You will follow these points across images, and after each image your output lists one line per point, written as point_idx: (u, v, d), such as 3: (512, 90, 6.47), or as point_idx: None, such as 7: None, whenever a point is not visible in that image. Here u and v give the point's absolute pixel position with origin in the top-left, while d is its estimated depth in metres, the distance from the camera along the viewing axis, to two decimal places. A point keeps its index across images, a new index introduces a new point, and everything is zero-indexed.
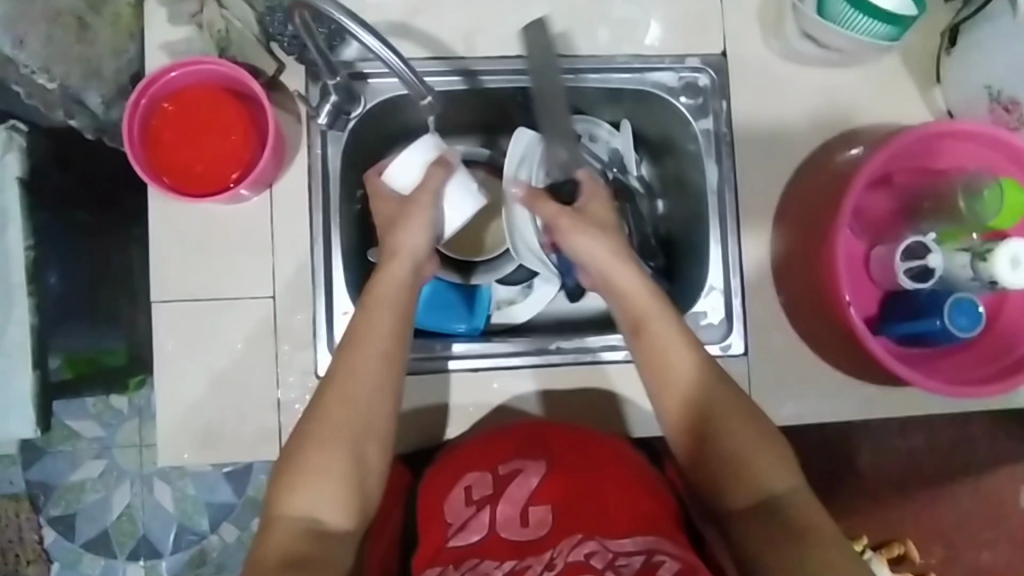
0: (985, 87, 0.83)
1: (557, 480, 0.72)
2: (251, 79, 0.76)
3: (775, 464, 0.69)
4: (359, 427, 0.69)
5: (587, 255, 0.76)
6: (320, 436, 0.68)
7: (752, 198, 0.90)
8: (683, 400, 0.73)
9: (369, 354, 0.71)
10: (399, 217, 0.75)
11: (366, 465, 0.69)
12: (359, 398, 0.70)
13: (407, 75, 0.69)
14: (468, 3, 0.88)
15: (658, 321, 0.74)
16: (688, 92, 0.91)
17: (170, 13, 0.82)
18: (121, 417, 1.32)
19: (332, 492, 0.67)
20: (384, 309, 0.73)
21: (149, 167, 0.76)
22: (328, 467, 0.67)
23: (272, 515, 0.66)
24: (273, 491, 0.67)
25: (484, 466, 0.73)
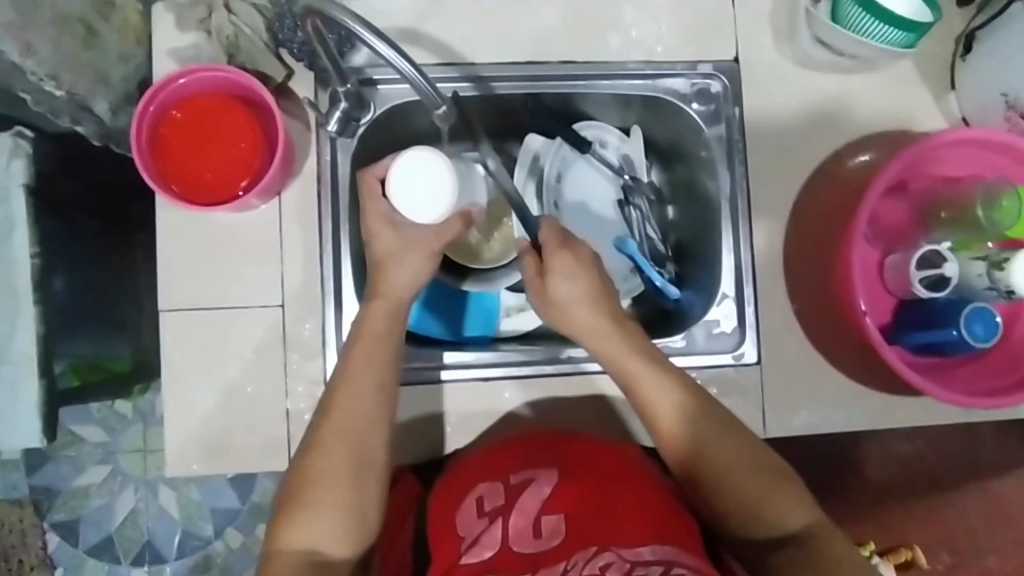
0: (1002, 94, 0.82)
1: (568, 491, 0.70)
2: (261, 87, 0.75)
3: (770, 482, 0.69)
4: (359, 462, 0.68)
5: (557, 293, 0.75)
6: (318, 470, 0.67)
7: (765, 206, 0.89)
8: (674, 441, 0.72)
9: (360, 390, 0.70)
10: (396, 253, 0.73)
11: (366, 494, 0.68)
12: (361, 431, 0.69)
13: (421, 83, 0.66)
14: (478, 9, 0.87)
15: (628, 357, 0.73)
16: (700, 99, 0.90)
17: (178, 19, 0.81)
18: (125, 423, 1.31)
19: (334, 524, 0.66)
20: (377, 342, 0.72)
21: (158, 175, 0.75)
22: (330, 500, 0.66)
23: (273, 547, 0.66)
24: (274, 524, 0.67)
25: (494, 476, 0.73)
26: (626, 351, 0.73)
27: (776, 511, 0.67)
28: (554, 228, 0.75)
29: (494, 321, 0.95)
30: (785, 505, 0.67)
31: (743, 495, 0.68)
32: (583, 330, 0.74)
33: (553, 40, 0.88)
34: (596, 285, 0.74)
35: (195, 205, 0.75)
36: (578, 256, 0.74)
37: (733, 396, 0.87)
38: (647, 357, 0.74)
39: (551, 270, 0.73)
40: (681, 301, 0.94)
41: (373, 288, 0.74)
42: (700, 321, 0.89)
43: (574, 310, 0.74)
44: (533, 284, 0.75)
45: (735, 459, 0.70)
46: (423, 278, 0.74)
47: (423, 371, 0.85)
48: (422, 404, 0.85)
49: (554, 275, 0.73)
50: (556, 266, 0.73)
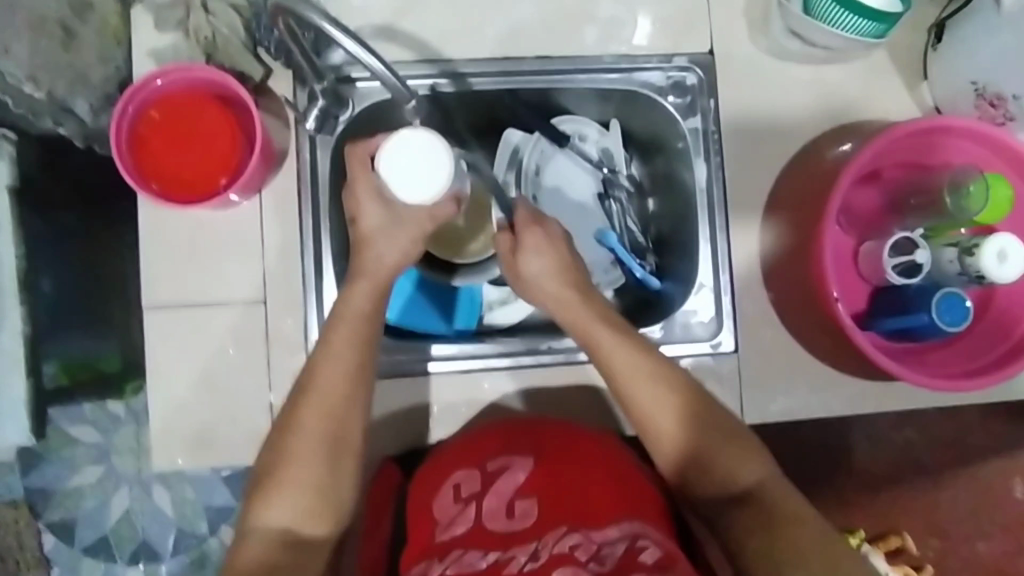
0: (971, 82, 0.83)
1: (543, 475, 0.72)
2: (236, 84, 0.76)
3: (729, 443, 0.71)
4: (331, 450, 0.69)
5: (531, 273, 0.75)
6: (292, 454, 0.68)
7: (741, 196, 0.90)
8: (639, 408, 0.72)
9: (337, 374, 0.71)
10: (377, 232, 0.73)
11: (340, 478, 0.69)
12: (335, 420, 0.70)
13: (390, 79, 0.68)
14: (455, 5, 0.88)
15: (593, 322, 0.74)
16: (676, 91, 0.91)
17: (156, 18, 0.81)
18: (117, 423, 1.32)
19: (304, 507, 0.67)
20: (353, 329, 0.72)
21: (138, 173, 0.76)
22: (300, 483, 0.68)
23: (245, 527, 0.67)
24: (247, 504, 0.68)
25: (471, 464, 0.74)
26: (596, 317, 0.74)
27: (730, 472, 0.70)
28: (528, 209, 0.78)
29: (477, 313, 0.96)
30: (743, 466, 0.70)
31: (701, 456, 0.71)
32: (550, 295, 0.75)
33: (529, 35, 0.89)
34: (565, 258, 0.75)
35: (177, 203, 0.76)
36: (547, 233, 0.75)
37: (712, 383, 0.88)
38: (616, 323, 0.75)
39: (523, 245, 0.75)
40: (663, 291, 0.95)
41: (355, 268, 0.74)
42: (678, 311, 0.90)
43: (541, 275, 0.74)
44: (505, 262, 0.77)
45: (700, 421, 0.71)
46: (409, 257, 0.74)
47: (405, 364, 0.86)
48: (405, 396, 0.86)
49: (526, 250, 0.75)
50: (527, 243, 0.75)
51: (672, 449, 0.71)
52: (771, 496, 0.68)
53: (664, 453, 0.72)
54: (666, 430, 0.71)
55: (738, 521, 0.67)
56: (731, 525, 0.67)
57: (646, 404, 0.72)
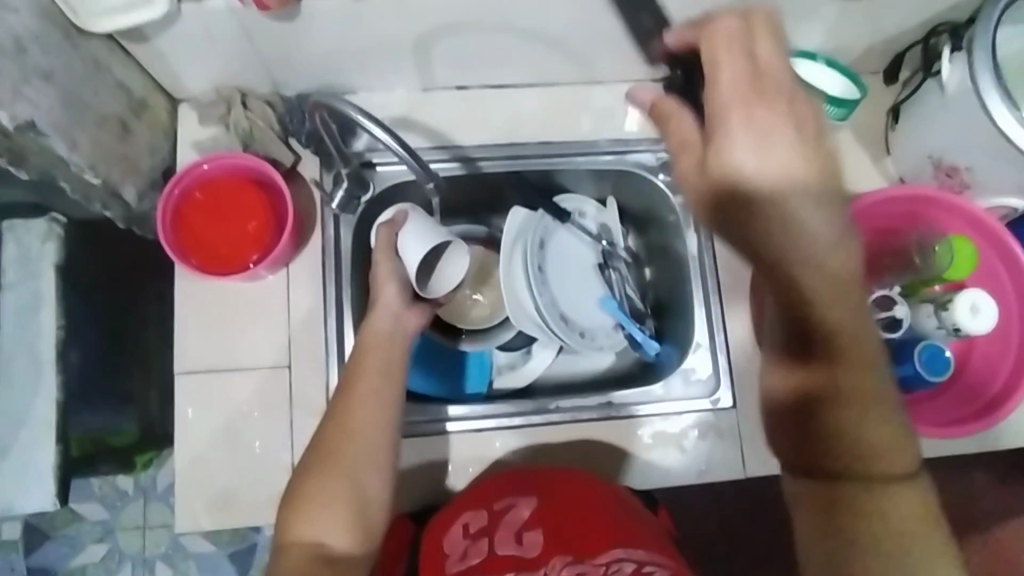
0: (928, 156, 0.92)
1: (547, 510, 0.75)
2: (271, 168, 0.85)
3: (870, 409, 0.67)
4: (359, 465, 0.76)
5: (766, 179, 0.69)
6: (328, 467, 0.76)
7: (730, 262, 0.97)
8: (830, 326, 0.67)
9: (367, 396, 0.80)
10: (386, 272, 0.85)
11: (368, 493, 0.76)
12: (361, 436, 0.78)
13: (413, 161, 0.77)
14: (465, 98, 0.98)
15: (814, 271, 0.67)
16: (665, 170, 1.01)
17: (201, 115, 0.92)
18: (125, 498, 1.34)
19: (339, 518, 0.74)
20: (377, 352, 0.82)
21: (179, 250, 0.84)
22: (336, 495, 0.75)
23: (283, 540, 0.73)
24: (281, 520, 0.74)
25: (478, 504, 0.77)
26: (745, 134, 0.69)
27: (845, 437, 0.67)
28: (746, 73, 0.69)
29: (486, 377, 1.03)
30: (875, 435, 0.67)
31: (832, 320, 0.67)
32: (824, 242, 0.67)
33: (531, 122, 0.99)
34: (828, 237, 0.67)
35: (212, 274, 0.84)
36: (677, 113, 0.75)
37: (713, 439, 0.91)
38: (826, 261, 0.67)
39: (730, 142, 0.69)
40: (660, 354, 1.02)
41: (372, 301, 0.86)
42: (677, 368, 0.96)
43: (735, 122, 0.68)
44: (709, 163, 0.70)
45: (854, 375, 0.67)
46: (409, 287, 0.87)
47: (420, 425, 0.90)
48: (419, 456, 0.89)
49: (740, 148, 0.69)
50: (743, 144, 0.69)
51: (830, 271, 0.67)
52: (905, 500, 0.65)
53: (806, 350, 0.69)
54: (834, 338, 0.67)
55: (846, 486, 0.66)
56: (833, 464, 0.67)
57: (789, 204, 0.68)
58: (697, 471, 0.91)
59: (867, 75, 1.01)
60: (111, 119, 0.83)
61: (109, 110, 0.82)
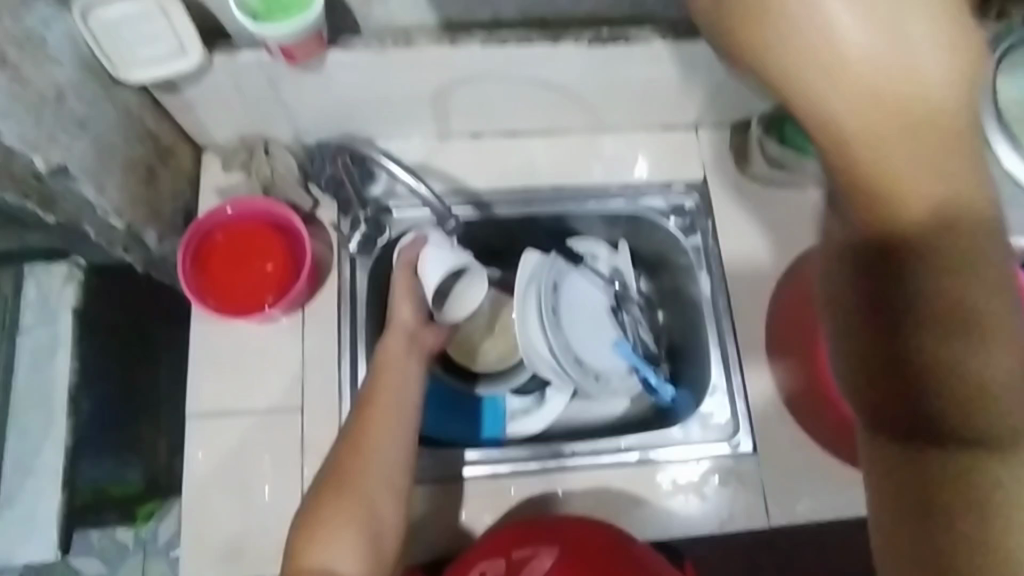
0: None
1: (567, 564, 0.75)
2: (290, 212, 0.87)
3: (995, 407, 0.28)
4: (374, 484, 0.76)
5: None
6: (342, 490, 0.75)
7: (744, 304, 0.96)
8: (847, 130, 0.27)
9: (383, 418, 0.80)
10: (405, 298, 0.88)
11: (380, 516, 0.75)
12: (377, 456, 0.77)
13: (433, 203, 0.81)
14: (479, 145, 1.01)
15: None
16: (677, 214, 1.02)
17: (224, 162, 0.95)
18: (125, 552, 1.30)
19: (351, 543, 0.72)
20: (394, 370, 0.83)
21: (199, 292, 0.85)
22: (348, 517, 0.74)
23: (293, 565, 0.72)
24: (293, 545, 0.73)
25: (498, 552, 0.76)
26: None
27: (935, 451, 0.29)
28: None
29: (500, 421, 1.02)
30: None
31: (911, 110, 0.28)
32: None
33: (545, 168, 1.01)
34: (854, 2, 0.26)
35: (230, 316, 0.85)
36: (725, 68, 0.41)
37: (734, 486, 0.89)
38: (907, 171, 0.27)
39: None
40: (675, 400, 1.01)
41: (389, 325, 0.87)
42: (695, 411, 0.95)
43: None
44: None
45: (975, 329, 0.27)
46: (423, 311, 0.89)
47: (436, 470, 0.89)
48: (434, 504, 0.88)
49: None
50: None
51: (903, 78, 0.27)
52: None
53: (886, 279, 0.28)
54: (915, 269, 0.27)
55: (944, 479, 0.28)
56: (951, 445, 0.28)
57: (870, 23, 0.26)
58: (718, 521, 0.88)
59: None
60: (139, 165, 0.85)
61: (137, 157, 0.85)
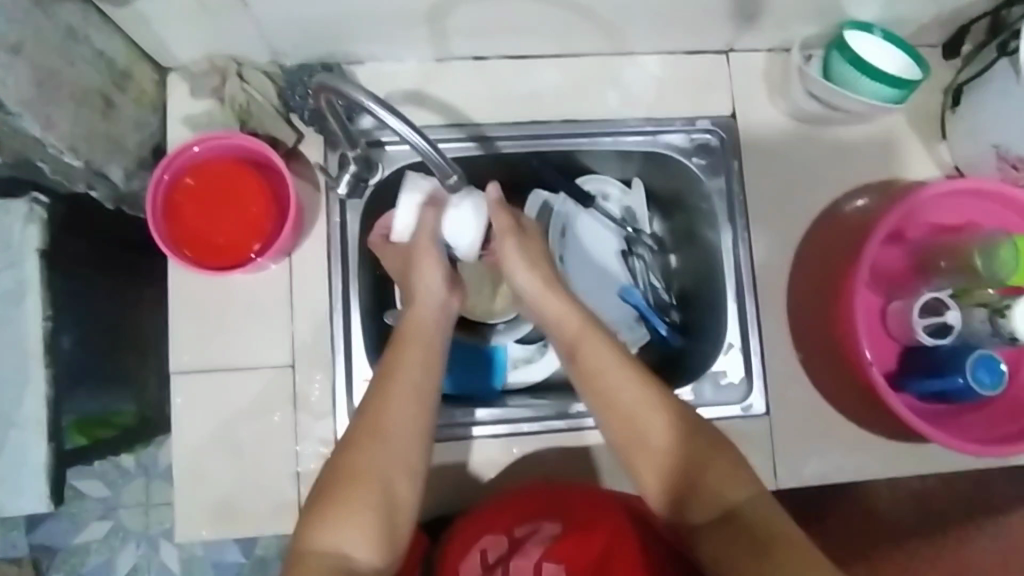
0: (993, 146, 0.84)
1: (570, 539, 0.77)
2: (272, 152, 0.77)
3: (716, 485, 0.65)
4: (395, 463, 0.67)
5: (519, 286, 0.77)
6: (358, 471, 0.66)
7: (766, 257, 0.90)
8: (615, 408, 0.68)
9: (405, 393, 0.70)
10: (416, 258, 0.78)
11: (399, 499, 0.66)
12: (396, 433, 0.68)
13: (436, 158, 0.66)
14: (481, 69, 0.89)
15: (588, 337, 0.72)
16: (700, 153, 0.92)
17: (192, 87, 0.84)
18: (127, 476, 1.30)
19: (368, 526, 0.64)
20: (416, 340, 0.74)
21: (172, 242, 0.77)
22: (365, 498, 0.65)
23: (301, 549, 0.63)
24: (302, 526, 0.64)
25: (499, 528, 0.78)
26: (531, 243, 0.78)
27: (727, 543, 0.62)
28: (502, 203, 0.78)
29: (503, 372, 0.97)
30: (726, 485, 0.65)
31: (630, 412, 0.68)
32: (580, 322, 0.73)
33: (555, 98, 0.90)
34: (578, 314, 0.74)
35: (208, 268, 0.77)
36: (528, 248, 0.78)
37: (744, 447, 0.87)
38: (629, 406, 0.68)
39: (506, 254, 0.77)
40: (686, 347, 0.96)
41: (408, 294, 0.78)
42: (707, 372, 0.90)
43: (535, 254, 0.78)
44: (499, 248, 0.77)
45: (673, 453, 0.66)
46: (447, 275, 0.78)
47: (436, 428, 0.86)
48: (435, 461, 0.86)
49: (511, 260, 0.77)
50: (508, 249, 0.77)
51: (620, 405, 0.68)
52: (752, 519, 0.63)
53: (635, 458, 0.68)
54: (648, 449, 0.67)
55: (726, 529, 0.63)
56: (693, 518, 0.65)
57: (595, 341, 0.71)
58: None
59: (924, 49, 0.92)
60: (92, 94, 0.75)
61: (89, 85, 0.74)
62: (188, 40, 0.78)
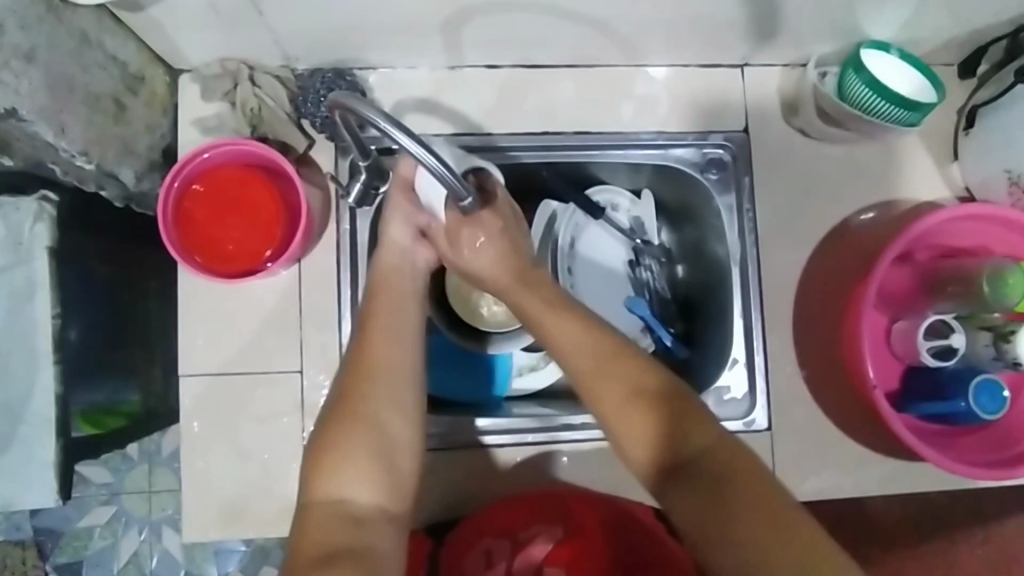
0: (1004, 171, 0.84)
1: (570, 545, 0.81)
2: (283, 160, 0.77)
3: (680, 429, 0.63)
4: (380, 404, 0.67)
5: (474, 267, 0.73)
6: (352, 415, 0.66)
7: (773, 275, 0.91)
8: (569, 354, 0.67)
9: (385, 336, 0.71)
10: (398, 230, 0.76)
11: (393, 439, 0.66)
12: (382, 377, 0.68)
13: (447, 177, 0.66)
14: (494, 79, 0.89)
15: (530, 291, 0.71)
16: (712, 168, 0.92)
17: (203, 90, 0.84)
18: (130, 463, 1.31)
19: (363, 467, 0.63)
20: (393, 286, 0.75)
21: (182, 248, 0.77)
22: (359, 441, 0.64)
23: (304, 502, 0.62)
24: (302, 480, 0.64)
25: (503, 531, 0.80)
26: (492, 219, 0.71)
27: (686, 498, 0.61)
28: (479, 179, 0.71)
29: (507, 380, 0.96)
30: (687, 435, 0.63)
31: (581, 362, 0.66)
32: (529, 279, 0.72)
33: (568, 109, 0.89)
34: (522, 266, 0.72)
35: (218, 275, 0.77)
36: (482, 224, 0.70)
37: None
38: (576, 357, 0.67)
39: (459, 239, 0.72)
40: (690, 359, 0.96)
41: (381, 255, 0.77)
42: (710, 387, 0.91)
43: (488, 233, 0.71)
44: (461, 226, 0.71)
45: (626, 397, 0.64)
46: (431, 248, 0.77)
47: (440, 437, 0.87)
48: (438, 468, 0.86)
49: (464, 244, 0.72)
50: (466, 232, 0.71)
51: (567, 353, 0.67)
52: (715, 466, 0.61)
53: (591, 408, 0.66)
54: (600, 399, 0.65)
55: (687, 477, 0.61)
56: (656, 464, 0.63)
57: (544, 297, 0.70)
58: None
59: (940, 68, 0.91)
60: (105, 98, 0.74)
61: (102, 89, 0.74)
62: (201, 44, 0.77)
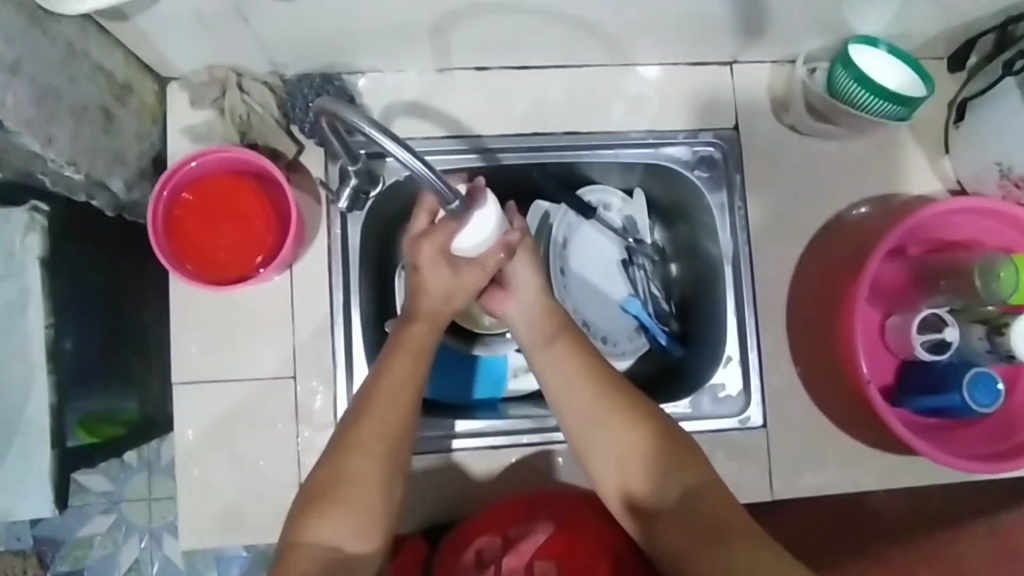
0: (995, 163, 0.85)
1: (562, 538, 0.80)
2: (272, 166, 0.77)
3: (680, 472, 0.69)
4: (382, 464, 0.68)
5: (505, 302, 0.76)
6: (352, 469, 0.67)
7: (766, 272, 0.91)
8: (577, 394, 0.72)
9: (397, 392, 0.70)
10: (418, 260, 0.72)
11: (390, 495, 0.68)
12: (387, 436, 0.69)
13: None
14: (483, 80, 0.88)
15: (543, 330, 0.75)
16: (702, 166, 0.92)
17: (192, 97, 0.83)
18: (130, 471, 1.31)
19: (355, 522, 0.66)
20: (416, 343, 0.73)
21: (173, 257, 0.77)
22: (353, 496, 0.66)
23: (295, 538, 0.65)
24: (296, 516, 0.66)
25: (495, 530, 0.79)
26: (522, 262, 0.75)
27: (673, 532, 0.67)
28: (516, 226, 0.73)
29: (501, 381, 0.96)
30: (687, 479, 0.68)
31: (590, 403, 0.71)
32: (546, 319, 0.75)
33: (557, 110, 0.89)
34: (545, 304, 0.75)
35: (209, 284, 0.77)
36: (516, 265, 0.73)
37: (740, 460, 0.88)
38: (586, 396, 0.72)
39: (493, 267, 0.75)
40: (686, 358, 0.96)
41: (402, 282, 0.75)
42: (705, 385, 0.91)
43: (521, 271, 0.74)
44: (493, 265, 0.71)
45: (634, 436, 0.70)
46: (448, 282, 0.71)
47: (437, 440, 0.87)
48: (434, 471, 0.86)
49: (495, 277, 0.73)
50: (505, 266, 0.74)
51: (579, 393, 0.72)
52: (707, 508, 0.67)
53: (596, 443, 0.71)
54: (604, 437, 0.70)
55: (681, 514, 0.68)
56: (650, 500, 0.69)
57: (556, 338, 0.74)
58: None
59: (930, 62, 0.91)
60: (92, 109, 0.74)
61: (89, 99, 0.74)
62: (188, 53, 0.77)
